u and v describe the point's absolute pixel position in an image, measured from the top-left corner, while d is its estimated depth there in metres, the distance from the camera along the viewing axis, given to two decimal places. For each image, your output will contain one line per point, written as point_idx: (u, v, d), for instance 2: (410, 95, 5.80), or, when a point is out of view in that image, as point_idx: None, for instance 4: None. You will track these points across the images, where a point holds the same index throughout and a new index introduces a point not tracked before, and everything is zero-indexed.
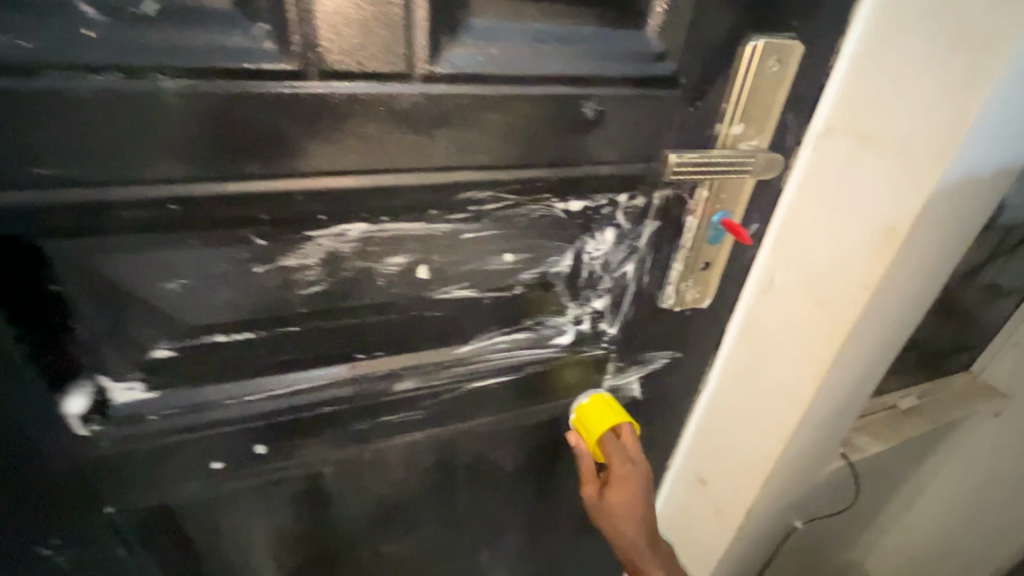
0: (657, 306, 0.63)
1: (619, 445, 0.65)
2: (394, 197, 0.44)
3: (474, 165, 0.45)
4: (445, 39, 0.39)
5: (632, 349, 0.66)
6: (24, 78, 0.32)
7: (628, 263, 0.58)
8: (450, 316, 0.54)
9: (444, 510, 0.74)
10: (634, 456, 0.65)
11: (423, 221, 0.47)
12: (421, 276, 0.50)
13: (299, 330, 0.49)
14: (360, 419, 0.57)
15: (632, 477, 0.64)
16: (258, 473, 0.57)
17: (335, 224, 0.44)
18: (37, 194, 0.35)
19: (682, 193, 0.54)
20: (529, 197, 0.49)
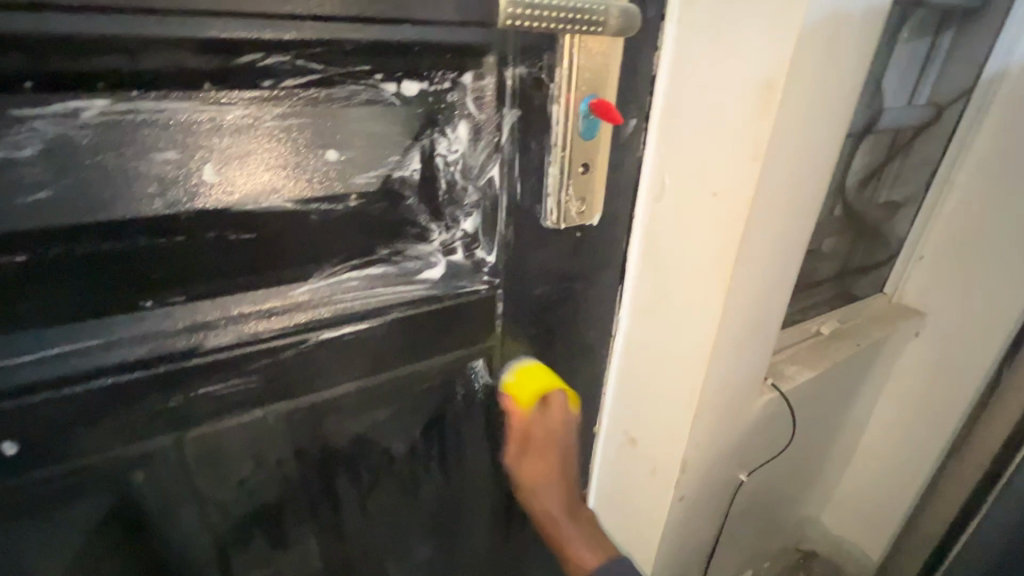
0: (540, 226, 0.54)
1: (543, 416, 0.61)
2: (142, 56, 0.34)
3: (241, 14, 0.34)
4: None
5: (523, 284, 0.57)
6: None
7: (494, 168, 0.50)
8: (271, 237, 0.43)
9: (325, 521, 0.59)
10: (558, 424, 0.63)
11: (198, 98, 0.37)
12: (212, 177, 0.39)
13: (35, 259, 0.36)
14: (166, 394, 0.43)
15: (548, 448, 0.63)
16: (17, 485, 0.41)
17: (56, 97, 0.33)
18: None
19: (539, 74, 0.47)
20: (343, 69, 0.40)
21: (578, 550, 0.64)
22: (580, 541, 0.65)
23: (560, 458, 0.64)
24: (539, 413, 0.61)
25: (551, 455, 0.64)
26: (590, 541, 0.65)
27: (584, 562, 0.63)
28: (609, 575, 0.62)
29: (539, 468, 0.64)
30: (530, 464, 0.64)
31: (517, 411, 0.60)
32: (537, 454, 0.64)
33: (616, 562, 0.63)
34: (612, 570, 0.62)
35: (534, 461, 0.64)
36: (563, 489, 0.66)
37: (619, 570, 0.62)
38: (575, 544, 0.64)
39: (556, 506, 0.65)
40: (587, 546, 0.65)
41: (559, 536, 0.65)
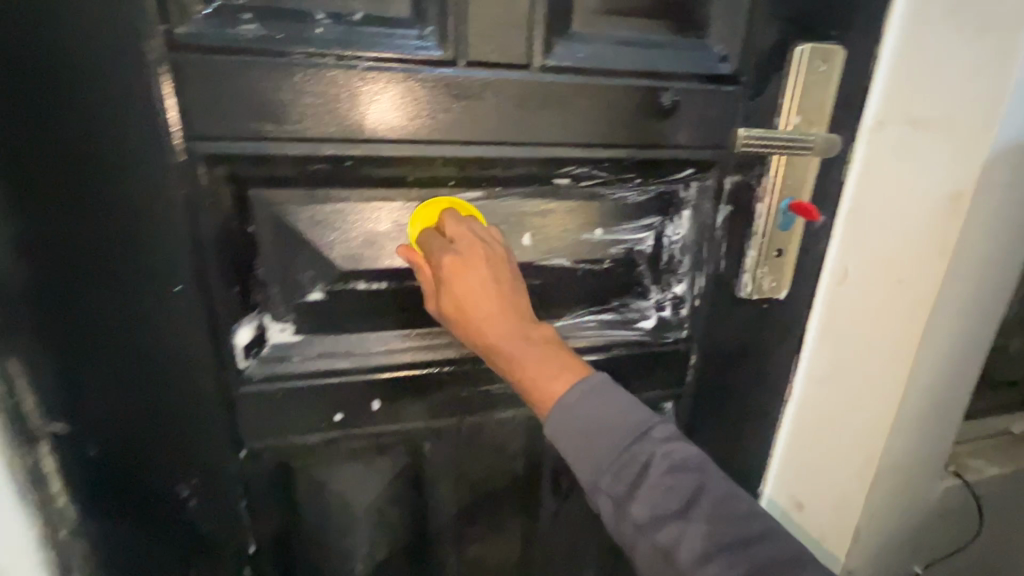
0: (735, 295, 0.67)
1: (444, 243, 0.51)
2: (509, 167, 0.55)
3: (570, 143, 0.55)
4: (557, 38, 0.51)
5: (716, 341, 0.69)
6: (271, 59, 0.46)
7: (705, 247, 0.64)
8: (547, 283, 0.61)
9: (529, 516, 0.73)
10: (465, 242, 0.50)
11: (531, 192, 0.57)
12: (526, 242, 0.59)
13: None
14: (463, 385, 0.62)
15: (472, 255, 0.49)
16: (369, 434, 0.62)
17: (461, 190, 0.54)
18: (257, 147, 0.48)
19: (751, 181, 0.62)
20: (617, 176, 0.58)
21: (550, 385, 0.49)
22: (537, 365, 0.49)
23: (489, 283, 0.49)
24: (456, 229, 0.51)
25: (470, 269, 0.49)
26: (548, 373, 0.49)
27: (550, 395, 0.49)
28: (576, 408, 0.48)
29: (471, 292, 0.49)
30: (455, 281, 0.49)
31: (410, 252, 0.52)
32: (451, 274, 0.49)
33: (585, 384, 0.49)
34: (587, 404, 0.48)
35: (458, 292, 0.49)
36: (502, 304, 0.49)
37: (591, 396, 0.49)
38: (525, 369, 0.49)
39: (511, 334, 0.49)
40: (546, 369, 0.49)
41: (521, 378, 0.50)
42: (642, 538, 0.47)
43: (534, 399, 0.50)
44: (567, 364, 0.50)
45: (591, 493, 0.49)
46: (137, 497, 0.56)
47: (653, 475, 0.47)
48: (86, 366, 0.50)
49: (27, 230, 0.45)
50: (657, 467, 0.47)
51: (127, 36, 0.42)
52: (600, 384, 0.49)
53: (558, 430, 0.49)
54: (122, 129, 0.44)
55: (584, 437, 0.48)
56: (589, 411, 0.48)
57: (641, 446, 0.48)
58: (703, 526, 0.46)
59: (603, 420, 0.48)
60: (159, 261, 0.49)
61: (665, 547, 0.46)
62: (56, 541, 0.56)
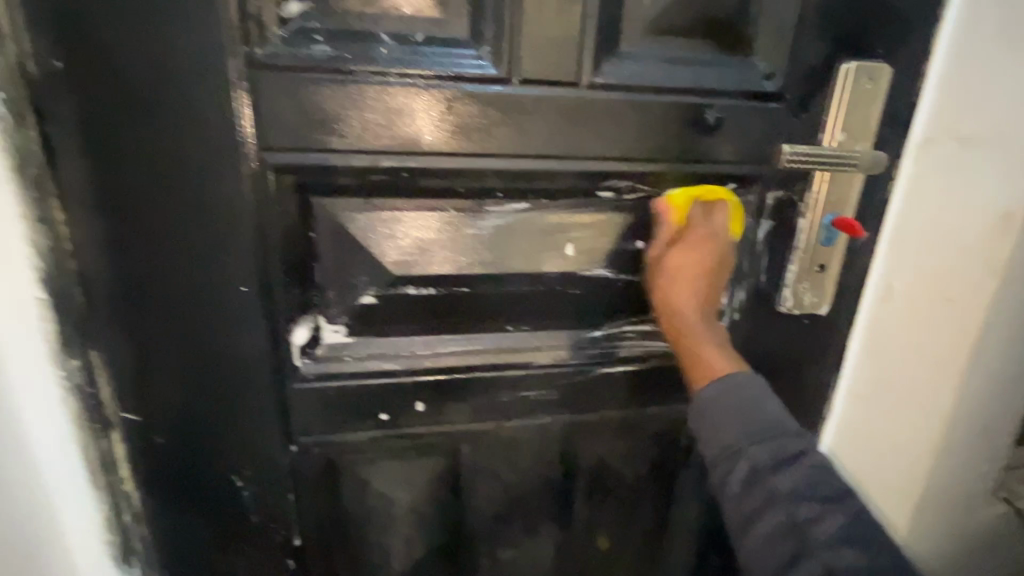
0: (775, 309, 0.67)
1: (703, 223, 0.60)
2: (556, 180, 0.56)
3: (615, 156, 0.57)
4: (605, 57, 0.53)
5: (755, 354, 0.69)
6: (339, 77, 0.49)
7: (745, 260, 0.65)
8: (589, 293, 0.63)
9: (563, 522, 0.74)
10: (717, 227, 0.61)
11: (576, 203, 0.59)
12: (569, 253, 0.60)
13: (469, 291, 0.59)
14: (504, 390, 0.64)
15: (710, 241, 0.60)
16: (412, 434, 0.64)
17: (509, 201, 0.57)
18: (322, 158, 0.51)
19: (793, 196, 0.63)
20: (660, 189, 0.60)
21: (708, 360, 0.59)
22: (709, 346, 0.60)
23: (700, 267, 0.60)
24: (702, 215, 0.61)
25: (694, 251, 0.60)
26: (717, 346, 0.60)
27: (711, 374, 0.58)
28: (723, 393, 0.57)
29: (690, 267, 0.60)
30: (676, 264, 0.60)
31: (673, 219, 0.60)
32: (691, 248, 0.60)
33: (732, 375, 0.57)
34: (727, 392, 0.57)
35: (677, 266, 0.60)
36: (706, 281, 0.61)
37: (741, 386, 0.56)
38: (702, 348, 0.60)
39: (690, 307, 0.61)
40: (714, 351, 0.59)
41: (684, 347, 0.60)
42: (767, 514, 0.51)
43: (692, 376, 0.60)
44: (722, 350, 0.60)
45: (726, 463, 0.54)
46: (196, 485, 0.59)
47: (806, 461, 0.53)
48: (157, 360, 0.54)
49: (114, 232, 0.49)
50: (804, 461, 0.53)
51: (211, 55, 0.46)
52: (747, 380, 0.57)
53: (703, 403, 0.57)
54: (201, 142, 0.48)
55: (723, 402, 0.56)
56: (724, 390, 0.57)
57: (798, 440, 0.54)
58: (843, 518, 0.50)
59: (759, 412, 0.55)
60: (227, 264, 0.52)
61: (803, 523, 0.50)
62: (121, 523, 0.60)
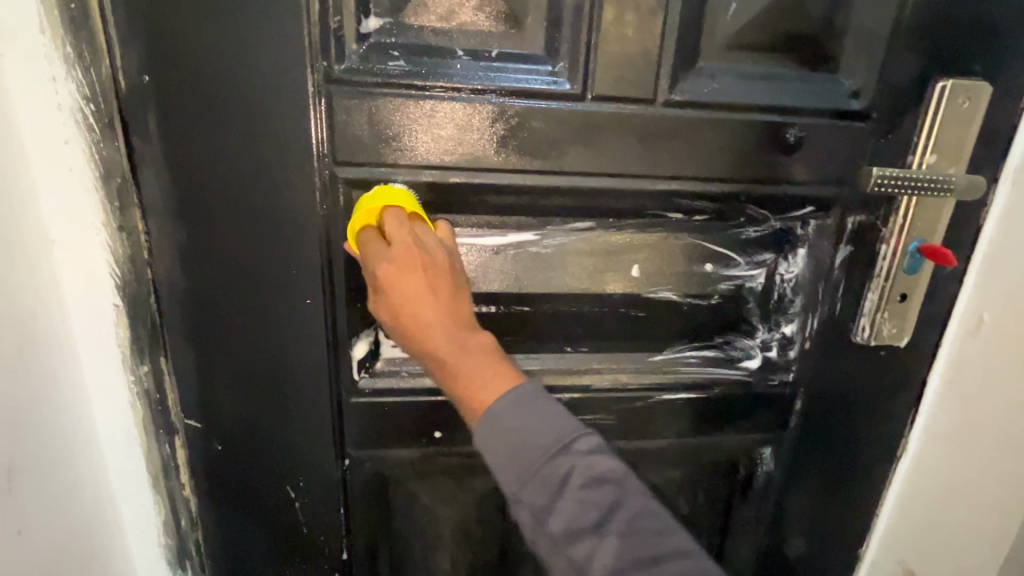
0: (849, 339, 0.63)
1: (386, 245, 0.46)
2: (625, 199, 0.54)
3: (687, 176, 0.55)
4: (683, 73, 0.51)
5: (825, 386, 0.65)
6: (413, 92, 0.49)
7: (820, 288, 0.61)
8: (653, 317, 0.61)
9: None
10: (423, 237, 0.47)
11: (643, 223, 0.57)
12: (635, 274, 0.58)
13: (530, 311, 0.58)
14: None
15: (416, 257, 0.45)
16: (464, 452, 0.63)
17: (575, 219, 0.55)
18: (392, 172, 0.51)
19: (876, 220, 0.58)
20: (732, 210, 0.57)
21: (479, 396, 0.44)
22: (472, 376, 0.45)
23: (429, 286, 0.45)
24: (399, 225, 0.47)
25: (406, 272, 0.45)
26: (487, 377, 0.45)
27: (481, 402, 0.44)
28: (508, 417, 0.43)
29: (411, 291, 0.45)
30: (398, 295, 0.45)
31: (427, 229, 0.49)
32: (403, 267, 0.45)
33: (512, 394, 0.44)
34: (512, 414, 0.43)
35: (393, 288, 0.45)
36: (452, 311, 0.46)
37: (523, 405, 0.43)
38: (464, 385, 0.45)
39: (442, 343, 0.45)
40: (485, 384, 0.45)
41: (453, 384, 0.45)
42: (557, 551, 0.42)
43: (464, 407, 0.45)
44: (499, 371, 0.46)
45: (538, 510, 0.42)
46: (249, 494, 0.59)
47: (571, 488, 0.42)
48: (220, 369, 0.54)
49: (187, 241, 0.50)
50: (603, 487, 0.42)
51: (289, 69, 0.46)
52: (532, 394, 0.44)
53: (483, 437, 0.44)
54: (276, 154, 0.48)
55: (497, 426, 0.43)
56: (509, 407, 0.44)
57: (559, 460, 0.42)
58: (616, 541, 0.42)
59: (529, 433, 0.43)
60: (293, 275, 0.52)
61: (576, 561, 0.42)
62: (176, 528, 0.60)
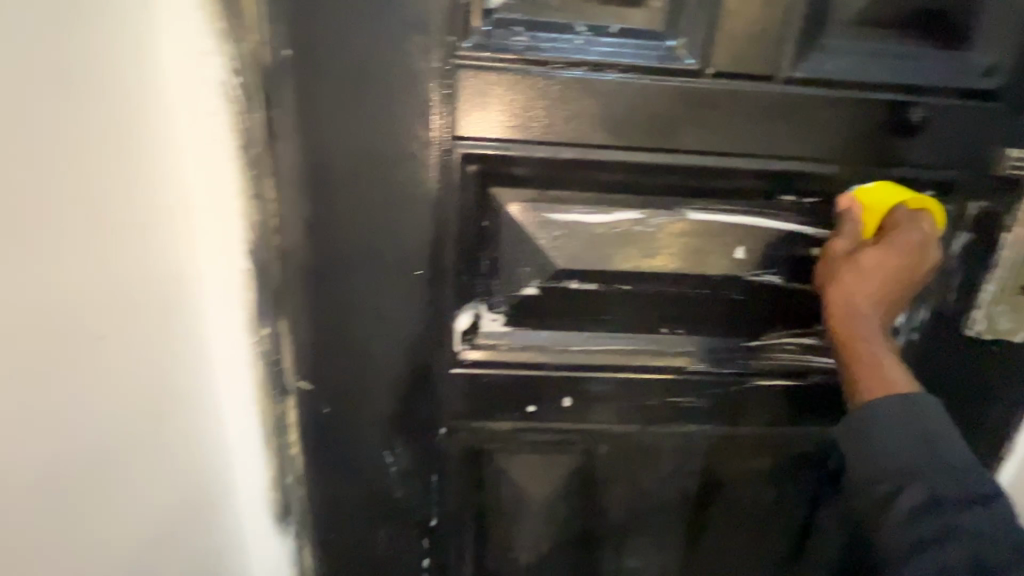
0: (959, 333, 0.61)
1: (897, 233, 0.52)
2: (736, 178, 0.54)
3: (801, 156, 0.54)
4: (806, 50, 0.50)
5: (931, 381, 0.63)
6: (533, 68, 0.50)
7: (933, 277, 0.59)
8: (753, 301, 0.60)
9: (692, 535, 0.72)
10: (928, 229, 0.52)
11: (752, 205, 0.56)
12: (738, 256, 0.57)
13: (631, 289, 0.58)
14: (653, 394, 0.62)
15: (909, 246, 0.51)
16: (555, 429, 0.63)
17: (683, 198, 0.55)
18: (507, 148, 0.52)
19: (998, 207, 0.56)
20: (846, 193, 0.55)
21: (887, 378, 0.51)
22: (887, 362, 0.51)
23: (901, 271, 0.51)
24: (907, 219, 0.53)
25: (893, 260, 0.50)
26: (895, 365, 0.51)
27: (882, 392, 0.50)
28: (905, 417, 0.48)
29: (868, 274, 0.51)
30: (868, 269, 0.51)
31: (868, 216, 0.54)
32: (891, 248, 0.51)
33: (911, 398, 0.49)
34: (904, 404, 0.49)
35: (874, 265, 0.51)
36: (901, 288, 0.52)
37: (921, 408, 0.49)
38: (880, 359, 0.51)
39: (870, 316, 0.52)
40: (894, 371, 0.51)
41: (857, 355, 0.52)
42: (903, 504, 0.46)
43: (853, 390, 0.52)
44: (899, 371, 0.51)
45: (903, 483, 0.47)
46: (351, 456, 0.62)
47: (940, 458, 0.47)
48: (333, 335, 0.57)
49: (313, 210, 0.52)
50: (964, 466, 0.47)
51: (419, 45, 0.48)
52: (925, 400, 0.49)
53: (871, 409, 0.50)
54: (400, 128, 0.50)
55: (889, 407, 0.49)
56: (905, 411, 0.49)
57: (954, 452, 0.47)
58: (957, 507, 0.45)
59: (933, 422, 0.48)
60: (407, 247, 0.54)
61: (915, 517, 0.46)
62: (282, 485, 0.64)
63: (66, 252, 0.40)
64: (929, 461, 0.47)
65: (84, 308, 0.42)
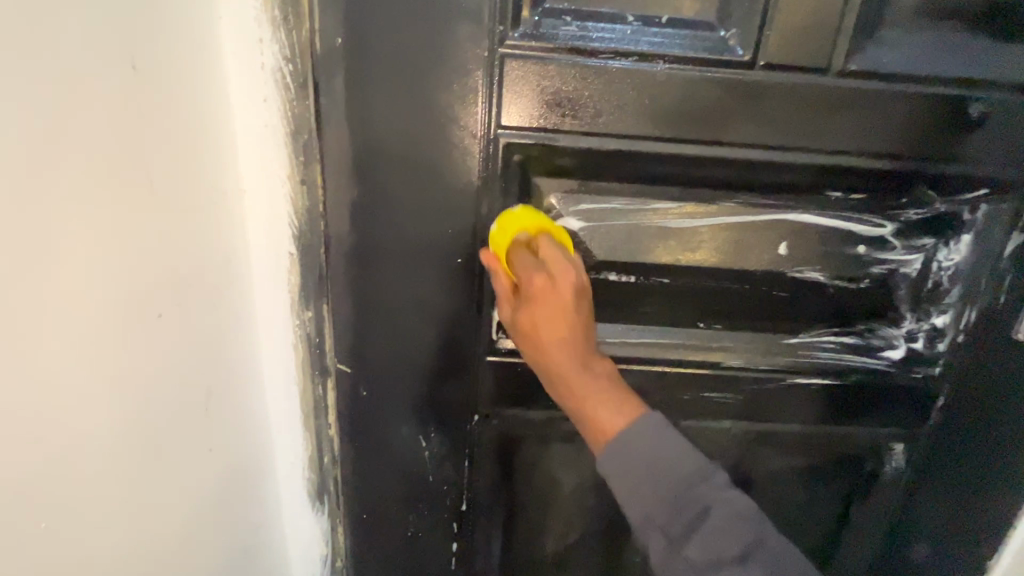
0: (1011, 336, 0.57)
1: (534, 262, 0.49)
2: (782, 172, 0.53)
3: (850, 151, 0.53)
4: (863, 42, 0.48)
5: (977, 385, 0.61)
6: (581, 58, 0.49)
7: (983, 279, 0.57)
8: (795, 298, 0.59)
9: None
10: (551, 262, 0.49)
11: (798, 199, 0.55)
12: (781, 251, 0.57)
13: (670, 282, 0.58)
14: (687, 388, 0.62)
15: (559, 272, 0.49)
16: None
17: (727, 192, 0.55)
18: (552, 138, 0.52)
19: None
20: (895, 189, 0.55)
21: (602, 419, 0.50)
22: (601, 396, 0.50)
23: (569, 313, 0.49)
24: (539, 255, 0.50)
25: (554, 299, 0.48)
26: (610, 397, 0.50)
27: (609, 433, 0.49)
28: (665, 467, 0.48)
29: (553, 317, 0.49)
30: (534, 312, 0.49)
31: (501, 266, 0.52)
32: (541, 297, 0.49)
33: (644, 421, 0.49)
34: (650, 438, 0.49)
35: (541, 315, 0.49)
36: (584, 329, 0.51)
37: (670, 436, 0.49)
38: (591, 398, 0.50)
39: (571, 357, 0.50)
40: (608, 405, 0.50)
41: (574, 397, 0.51)
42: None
43: (589, 434, 0.51)
44: (623, 398, 0.50)
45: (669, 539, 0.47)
46: (386, 440, 0.64)
47: (715, 517, 0.47)
48: (373, 320, 0.58)
49: (358, 197, 0.53)
50: (712, 515, 0.47)
51: (469, 34, 0.48)
52: (657, 423, 0.49)
53: (610, 459, 0.49)
54: (447, 116, 0.51)
55: (630, 444, 0.48)
56: (634, 449, 0.48)
57: (704, 489, 0.48)
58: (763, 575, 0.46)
59: (661, 459, 0.48)
60: (448, 234, 0.55)
61: None
62: (317, 464, 0.66)
63: (135, 231, 0.42)
64: (727, 552, 0.46)
65: (149, 285, 0.44)
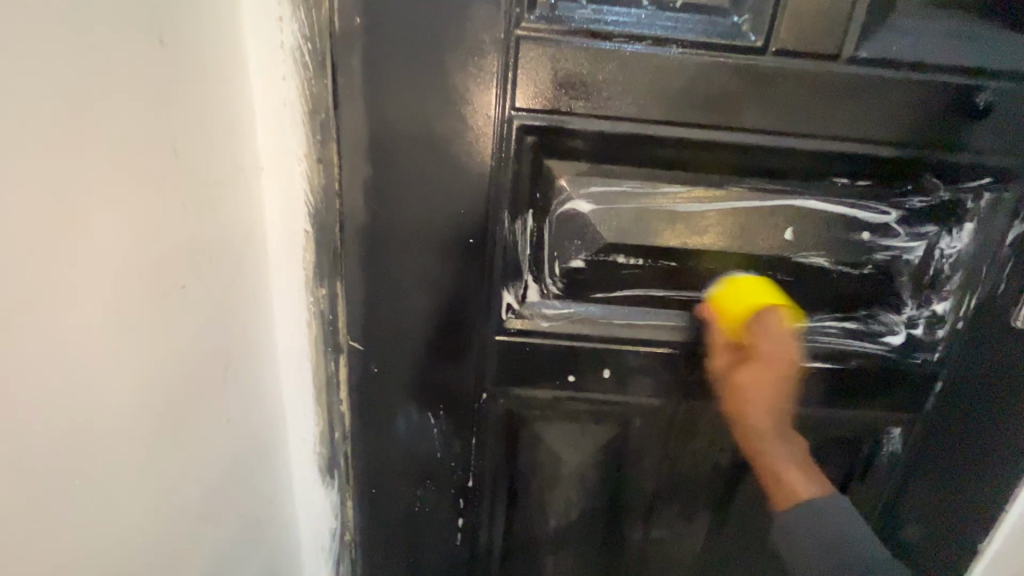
0: (1007, 323, 0.60)
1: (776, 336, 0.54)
2: (790, 157, 0.54)
3: (857, 138, 0.54)
4: (873, 29, 0.49)
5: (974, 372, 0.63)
6: (596, 41, 0.50)
7: (983, 267, 0.59)
8: (799, 283, 0.60)
9: (718, 510, 0.74)
10: (784, 334, 0.54)
11: (804, 185, 0.56)
12: (787, 237, 0.58)
13: (677, 266, 0.59)
14: (691, 369, 0.63)
15: (779, 353, 0.54)
16: (593, 399, 0.65)
17: (735, 176, 0.56)
18: (564, 121, 0.53)
19: None
20: (900, 176, 0.56)
21: (795, 484, 0.55)
22: (791, 466, 0.56)
23: (784, 383, 0.55)
24: (767, 327, 0.54)
25: (770, 373, 0.54)
26: (800, 468, 0.56)
27: (790, 500, 0.55)
28: (833, 524, 0.52)
29: (761, 380, 0.55)
30: (746, 379, 0.56)
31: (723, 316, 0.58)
32: (763, 365, 0.54)
33: (823, 500, 0.53)
34: (821, 517, 0.52)
35: (748, 378, 0.55)
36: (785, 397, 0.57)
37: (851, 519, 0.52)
38: (784, 468, 0.56)
39: (770, 407, 0.56)
40: (795, 474, 0.56)
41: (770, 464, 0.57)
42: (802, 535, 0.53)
43: (777, 496, 0.56)
44: (806, 469, 0.56)
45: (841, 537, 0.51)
46: (396, 416, 0.65)
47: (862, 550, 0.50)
48: (385, 297, 0.59)
49: (373, 176, 0.54)
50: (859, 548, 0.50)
51: (486, 15, 0.49)
52: (841, 506, 0.53)
53: (787, 523, 0.53)
54: (462, 97, 0.52)
55: (813, 516, 0.52)
56: (818, 518, 0.52)
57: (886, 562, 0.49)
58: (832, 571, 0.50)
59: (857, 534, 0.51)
60: (461, 215, 0.56)
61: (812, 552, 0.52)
62: (329, 439, 0.67)
63: (161, 204, 0.43)
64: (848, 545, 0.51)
65: (173, 258, 0.45)
